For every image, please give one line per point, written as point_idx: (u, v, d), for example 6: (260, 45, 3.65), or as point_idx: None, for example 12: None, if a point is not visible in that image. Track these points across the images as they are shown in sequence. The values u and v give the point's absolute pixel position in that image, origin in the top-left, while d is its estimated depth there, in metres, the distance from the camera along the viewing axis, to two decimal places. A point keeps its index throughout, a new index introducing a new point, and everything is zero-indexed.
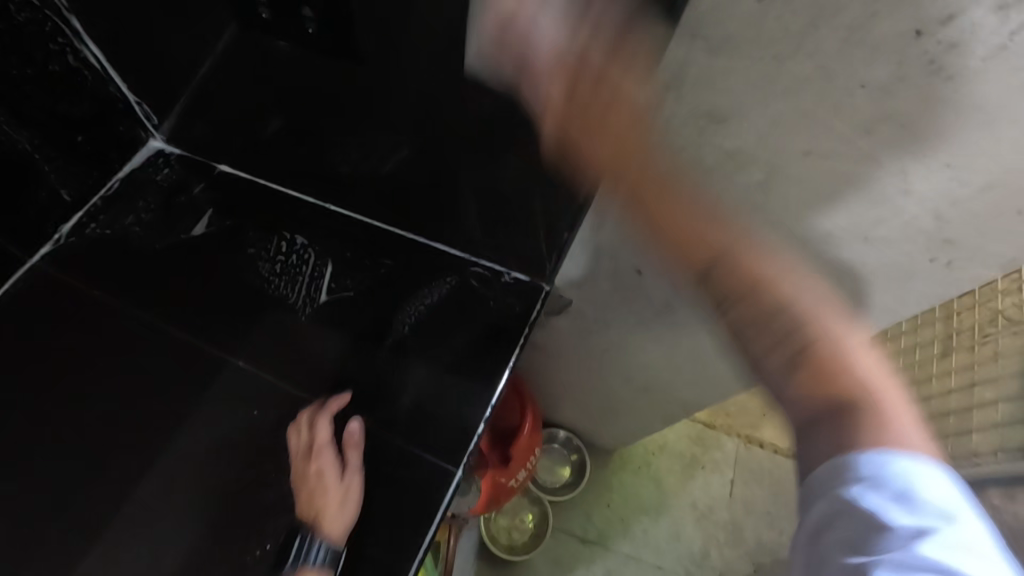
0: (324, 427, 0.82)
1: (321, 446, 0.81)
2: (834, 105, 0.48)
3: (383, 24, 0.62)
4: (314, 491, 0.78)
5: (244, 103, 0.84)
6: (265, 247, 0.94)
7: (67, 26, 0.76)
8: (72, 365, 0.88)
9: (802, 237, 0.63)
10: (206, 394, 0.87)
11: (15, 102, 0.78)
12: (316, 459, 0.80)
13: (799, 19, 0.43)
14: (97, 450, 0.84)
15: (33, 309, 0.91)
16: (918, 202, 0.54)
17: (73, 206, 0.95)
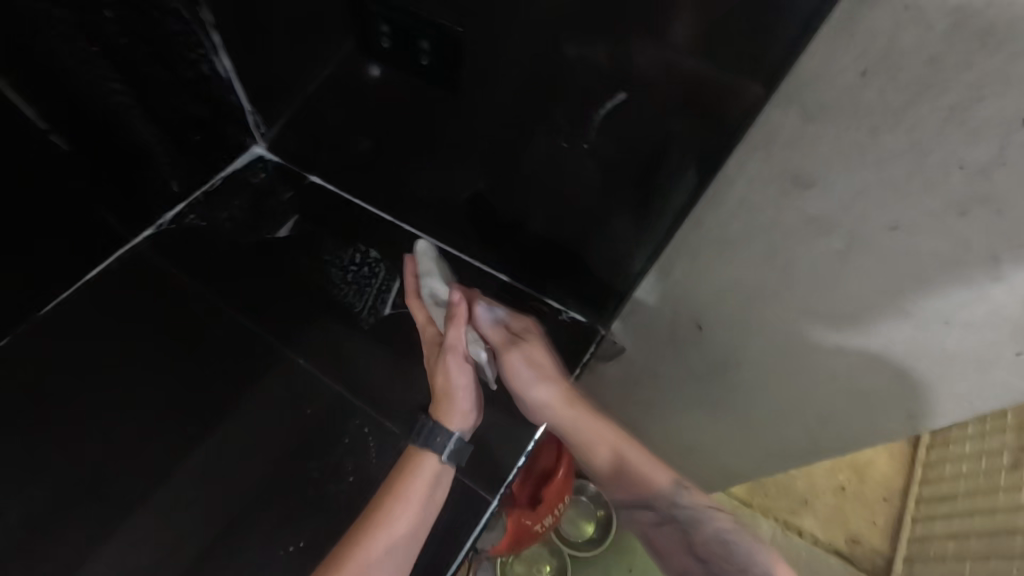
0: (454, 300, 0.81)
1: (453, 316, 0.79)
2: (927, 181, 0.48)
3: (486, 63, 0.66)
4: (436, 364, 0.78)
5: (342, 123, 0.90)
6: (340, 256, 0.99)
7: (208, 39, 0.83)
8: (147, 339, 0.94)
9: (876, 310, 0.61)
10: (263, 384, 0.91)
11: (151, 100, 0.87)
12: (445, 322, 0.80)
13: (902, 95, 0.44)
14: (157, 422, 0.89)
15: (124, 284, 0.98)
16: (1010, 293, 0.51)
17: (178, 197, 1.03)
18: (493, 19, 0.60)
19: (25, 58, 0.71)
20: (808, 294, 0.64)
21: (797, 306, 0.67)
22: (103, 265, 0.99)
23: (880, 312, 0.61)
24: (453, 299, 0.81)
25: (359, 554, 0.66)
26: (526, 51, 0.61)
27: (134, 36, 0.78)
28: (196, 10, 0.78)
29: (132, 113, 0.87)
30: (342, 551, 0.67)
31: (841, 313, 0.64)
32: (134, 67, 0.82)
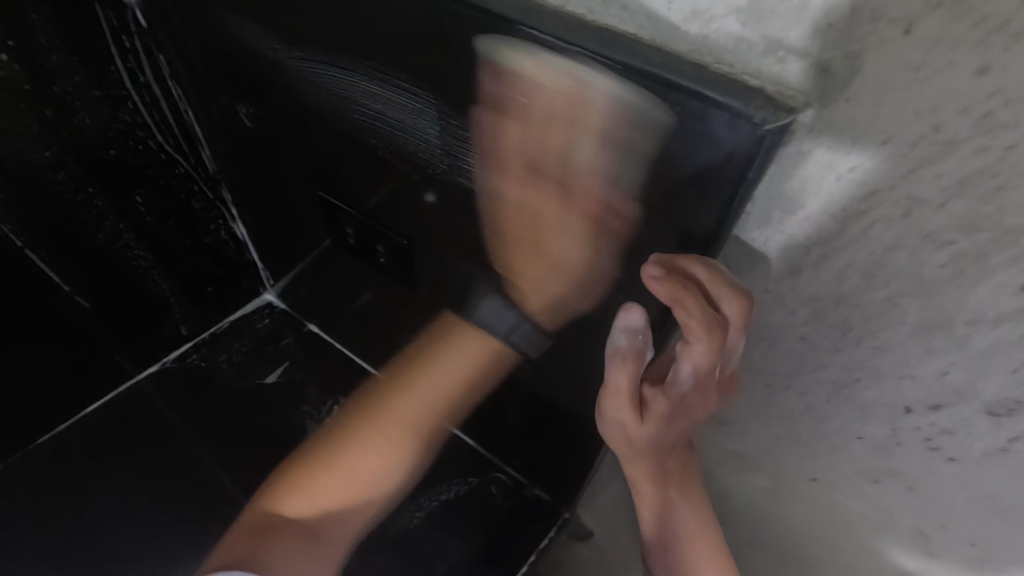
0: (698, 379, 0.41)
1: (703, 397, 0.45)
2: (831, 444, 0.47)
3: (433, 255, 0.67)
4: (692, 355, 0.39)
5: (343, 282, 0.91)
6: (318, 407, 1.00)
7: (225, 210, 0.92)
8: (117, 460, 0.95)
9: (856, 543, 0.53)
10: (217, 515, 0.90)
11: (172, 259, 0.92)
12: (708, 336, 0.38)
13: (788, 361, 0.44)
14: (102, 545, 0.87)
15: (107, 412, 0.98)
16: (953, 553, 0.46)
17: (187, 338, 1.04)
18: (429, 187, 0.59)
19: (53, 233, 0.75)
20: (755, 522, 0.60)
21: (742, 530, 0.62)
22: (104, 399, 0.99)
23: (858, 547, 0.53)
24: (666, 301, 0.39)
25: (422, 410, 0.65)
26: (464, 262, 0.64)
27: (160, 211, 0.86)
28: (217, 189, 0.88)
29: (152, 269, 0.91)
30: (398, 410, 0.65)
31: (802, 530, 0.57)
32: (156, 236, 0.88)
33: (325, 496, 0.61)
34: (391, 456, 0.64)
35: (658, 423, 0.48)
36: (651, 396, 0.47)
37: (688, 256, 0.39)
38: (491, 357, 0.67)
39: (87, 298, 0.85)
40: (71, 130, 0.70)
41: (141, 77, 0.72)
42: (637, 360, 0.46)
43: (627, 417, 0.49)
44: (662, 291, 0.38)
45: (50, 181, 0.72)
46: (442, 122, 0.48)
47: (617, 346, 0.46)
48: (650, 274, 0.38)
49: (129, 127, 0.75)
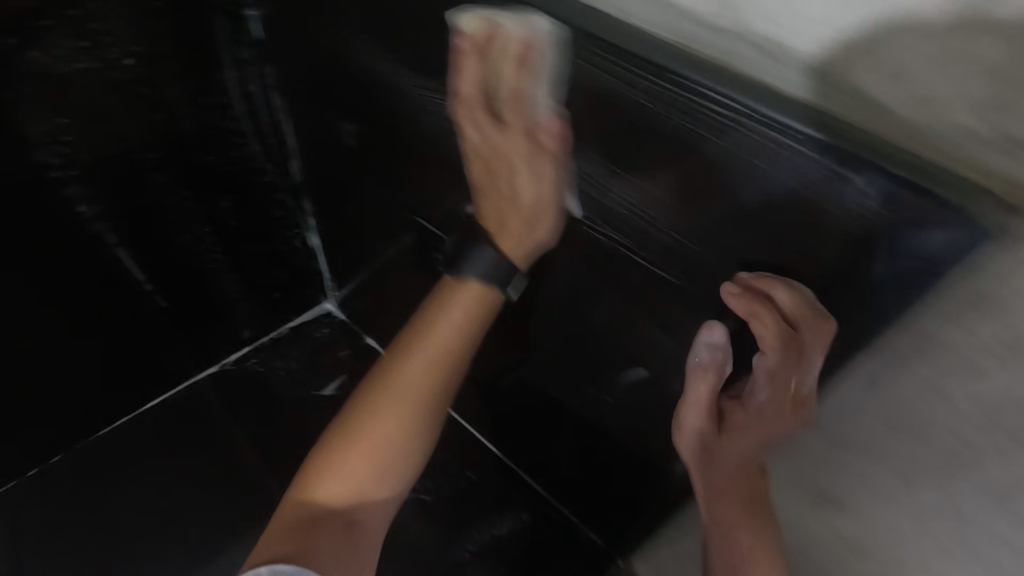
0: (772, 390, 0.46)
1: (778, 413, 0.47)
2: (971, 551, 0.43)
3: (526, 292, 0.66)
4: (767, 366, 0.44)
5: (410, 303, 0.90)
6: None
7: (302, 219, 0.92)
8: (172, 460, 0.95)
9: None
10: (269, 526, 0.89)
11: (245, 264, 0.92)
12: (780, 345, 0.42)
13: (939, 458, 0.41)
14: (155, 545, 0.88)
15: (164, 411, 0.98)
16: None
17: (247, 341, 1.04)
18: None
19: (144, 232, 0.77)
20: None
21: None
22: (163, 397, 0.99)
23: None
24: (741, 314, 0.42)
25: (432, 373, 0.55)
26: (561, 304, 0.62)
27: (241, 216, 0.86)
28: (298, 198, 0.88)
29: (225, 273, 0.91)
30: (405, 370, 0.54)
31: None
32: (236, 242, 0.88)
33: (343, 475, 0.52)
34: (414, 423, 0.54)
35: (735, 433, 0.50)
36: (730, 407, 0.51)
37: (770, 277, 0.40)
38: (492, 306, 0.57)
39: (164, 297, 0.86)
40: (175, 135, 0.71)
41: (249, 86, 0.73)
42: (716, 371, 0.49)
43: (704, 422, 0.52)
44: (738, 306, 0.41)
45: (151, 183, 0.73)
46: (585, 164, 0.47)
47: (699, 359, 0.50)
48: (729, 290, 0.42)
49: (226, 133, 0.76)
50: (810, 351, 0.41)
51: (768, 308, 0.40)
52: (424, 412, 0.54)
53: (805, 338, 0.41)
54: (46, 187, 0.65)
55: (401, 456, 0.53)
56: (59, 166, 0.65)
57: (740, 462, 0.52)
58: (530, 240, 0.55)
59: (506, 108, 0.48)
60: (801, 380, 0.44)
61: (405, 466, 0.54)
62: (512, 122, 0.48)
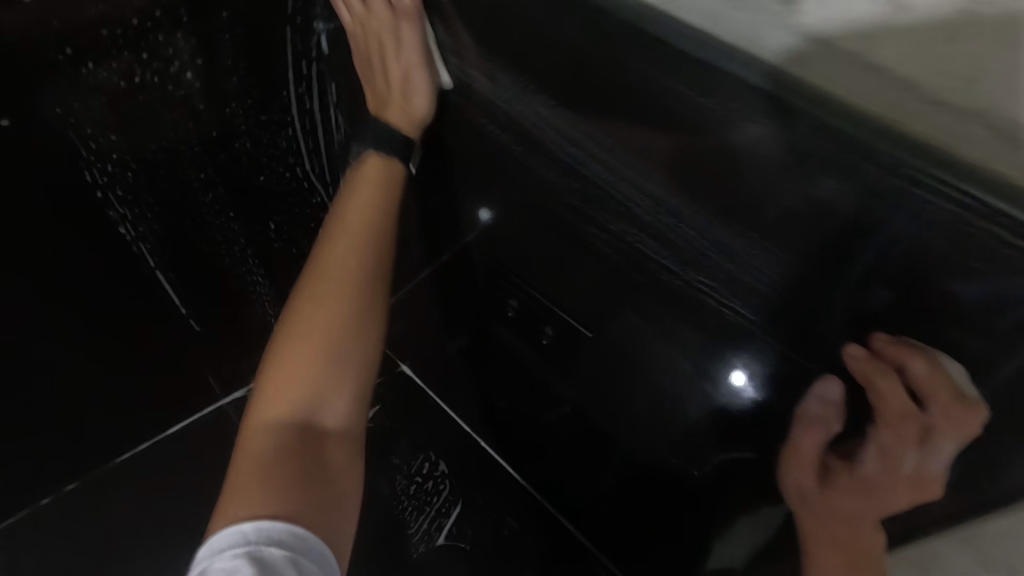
0: (883, 465, 0.41)
1: (892, 488, 0.42)
2: None
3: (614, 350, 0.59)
4: (884, 441, 0.41)
5: (460, 341, 0.83)
6: (409, 463, 0.95)
7: None
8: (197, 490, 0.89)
9: None
10: None
11: None
12: (902, 421, 0.39)
13: None
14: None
15: (187, 436, 0.92)
16: None
17: None
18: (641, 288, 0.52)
19: (186, 254, 0.71)
20: None
21: None
22: (185, 421, 0.92)
23: None
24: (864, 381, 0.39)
25: (350, 254, 0.54)
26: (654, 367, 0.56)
27: None
28: None
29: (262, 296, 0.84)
30: (338, 269, 0.54)
31: None
32: None
33: (293, 385, 0.49)
34: (354, 312, 0.52)
35: (838, 499, 0.45)
36: (835, 467, 0.44)
37: (905, 350, 0.37)
38: (396, 179, 0.59)
39: (200, 320, 0.80)
40: (230, 154, 0.65)
41: (309, 103, 0.64)
42: (827, 427, 0.43)
43: (805, 479, 0.46)
44: (854, 368, 0.39)
45: (198, 203, 0.67)
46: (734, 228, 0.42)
47: (809, 409, 0.44)
48: (851, 352, 0.39)
49: (280, 153, 0.68)
50: (937, 437, 0.38)
51: (896, 384, 0.38)
52: (360, 307, 0.53)
53: (932, 416, 0.37)
54: (92, 207, 0.61)
55: (353, 366, 0.51)
56: (103, 185, 0.60)
57: (848, 528, 0.46)
58: (414, 111, 0.57)
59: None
60: (922, 463, 0.39)
61: (362, 369, 0.52)
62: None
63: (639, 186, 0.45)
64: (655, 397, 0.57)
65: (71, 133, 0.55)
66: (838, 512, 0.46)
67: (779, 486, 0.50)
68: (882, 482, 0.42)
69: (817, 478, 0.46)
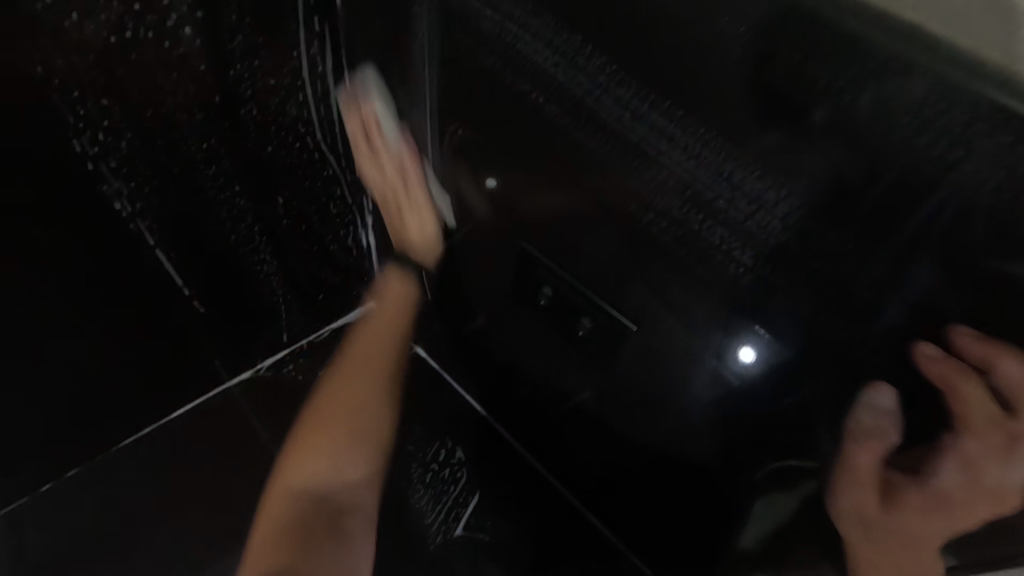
0: (964, 477, 0.37)
1: (970, 506, 0.38)
2: None
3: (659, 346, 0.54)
4: (964, 450, 0.37)
5: (481, 328, 0.78)
6: (424, 449, 0.90)
7: (359, 219, 0.78)
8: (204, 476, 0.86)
9: None
10: None
11: (291, 264, 0.80)
12: (985, 429, 0.35)
13: None
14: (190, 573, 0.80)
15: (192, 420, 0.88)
16: None
17: (284, 344, 0.93)
18: (700, 284, 0.46)
19: (187, 231, 0.65)
20: None
21: None
22: (192, 403, 0.88)
23: None
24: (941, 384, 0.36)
25: (376, 348, 0.63)
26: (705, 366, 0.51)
27: (295, 214, 0.73)
28: (359, 197, 0.74)
29: (270, 274, 0.79)
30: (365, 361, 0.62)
31: None
32: (287, 239, 0.76)
33: (309, 471, 0.54)
34: (382, 404, 0.59)
35: (903, 516, 0.42)
36: (902, 482, 0.41)
37: (994, 351, 0.33)
38: (409, 294, 0.70)
39: (203, 302, 0.75)
40: (232, 122, 0.59)
41: (321, 65, 0.58)
42: (886, 439, 0.41)
43: (866, 498, 0.44)
44: (933, 369, 0.36)
45: (201, 176, 0.61)
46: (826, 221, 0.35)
47: (865, 421, 0.41)
48: (924, 352, 0.36)
49: (290, 121, 0.62)
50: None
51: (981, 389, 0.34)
52: (395, 365, 0.63)
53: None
54: (84, 182, 0.55)
55: (362, 457, 0.56)
56: (94, 157, 0.53)
57: (914, 546, 0.43)
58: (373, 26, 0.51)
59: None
60: (1006, 476, 0.35)
61: (362, 469, 0.55)
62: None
63: (713, 170, 0.39)
64: (699, 393, 0.54)
65: (55, 98, 0.48)
66: (906, 526, 0.43)
67: (834, 500, 0.47)
68: (956, 499, 0.38)
69: (878, 492, 0.43)
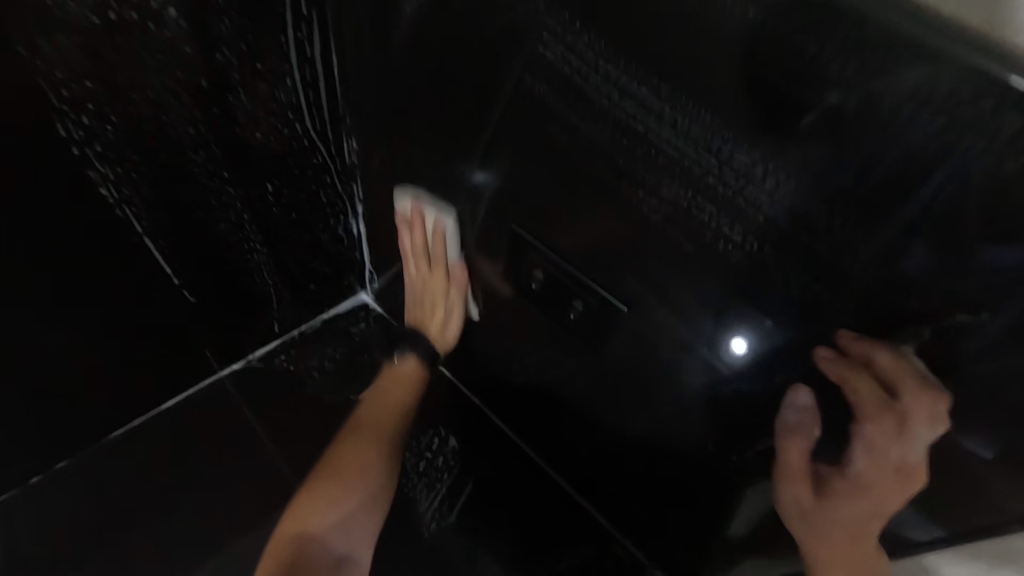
0: (873, 458, 0.45)
1: (884, 483, 0.45)
2: None
3: (652, 329, 0.54)
4: (867, 435, 0.44)
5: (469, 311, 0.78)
6: (417, 438, 0.91)
7: (346, 205, 0.78)
8: (196, 467, 0.86)
9: None
10: None
11: (282, 252, 0.80)
12: (880, 412, 0.42)
13: None
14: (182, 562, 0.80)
15: (184, 411, 0.88)
16: None
17: (276, 335, 0.93)
18: (690, 263, 0.46)
19: (177, 220, 0.65)
20: None
21: None
22: (183, 394, 0.88)
23: None
24: (843, 383, 0.43)
25: None
26: (695, 346, 0.52)
27: (285, 202, 0.73)
28: (348, 183, 0.74)
29: (261, 263, 0.79)
30: None
31: None
32: (276, 228, 0.76)
33: None
34: None
35: (835, 502, 0.50)
36: (826, 470, 0.49)
37: (872, 348, 0.40)
38: None
39: (194, 291, 0.74)
40: (222, 108, 0.59)
41: (309, 50, 0.58)
42: (806, 435, 0.49)
43: (801, 492, 0.51)
44: (831, 370, 0.43)
45: (189, 163, 0.61)
46: (819, 195, 0.35)
47: (787, 421, 0.49)
48: (824, 356, 0.43)
49: (281, 107, 0.63)
50: (914, 425, 0.41)
51: (870, 380, 0.41)
52: None
53: (910, 405, 0.40)
54: (68, 166, 0.54)
55: None
56: (79, 143, 0.53)
57: (851, 528, 0.50)
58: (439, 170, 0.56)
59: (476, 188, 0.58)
60: (905, 451, 0.43)
61: None
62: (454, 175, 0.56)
63: (705, 147, 0.39)
64: (691, 375, 0.54)
65: (39, 78, 0.47)
66: (842, 508, 0.50)
67: (778, 501, 0.55)
68: (874, 479, 0.46)
69: (812, 484, 0.51)
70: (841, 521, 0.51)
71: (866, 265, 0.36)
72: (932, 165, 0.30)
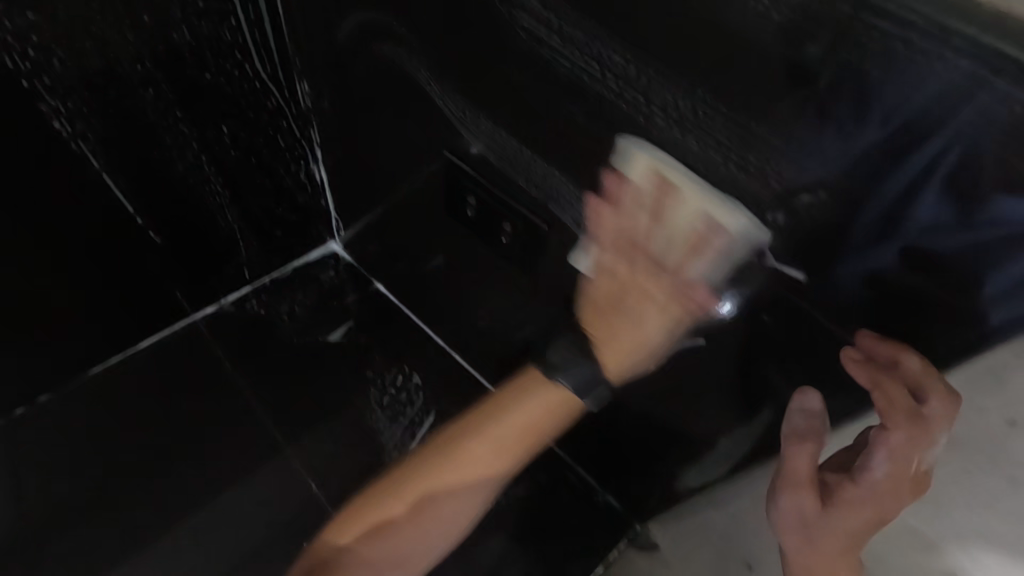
0: (894, 465, 0.40)
1: (896, 491, 0.41)
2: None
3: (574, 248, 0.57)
4: (889, 441, 0.39)
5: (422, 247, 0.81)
6: (381, 374, 0.95)
7: (307, 151, 0.82)
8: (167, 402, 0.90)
9: None
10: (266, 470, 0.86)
11: (244, 198, 0.83)
12: (909, 424, 0.38)
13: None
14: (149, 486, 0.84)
15: (159, 351, 0.93)
16: None
17: (247, 281, 0.97)
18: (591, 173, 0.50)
19: (134, 158, 0.68)
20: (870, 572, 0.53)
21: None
22: (158, 335, 0.93)
23: None
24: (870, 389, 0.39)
25: (494, 455, 0.58)
26: None
27: (243, 145, 0.76)
28: (305, 127, 0.78)
29: (226, 208, 0.82)
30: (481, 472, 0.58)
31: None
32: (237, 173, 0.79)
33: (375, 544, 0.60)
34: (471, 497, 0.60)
35: (844, 513, 0.43)
36: (836, 481, 0.44)
37: (896, 347, 0.38)
38: (567, 411, 0.58)
39: (159, 232, 0.78)
40: (168, 46, 0.62)
41: None
42: (816, 441, 0.45)
43: (805, 501, 0.44)
44: (860, 375, 0.39)
45: (138, 99, 0.64)
46: (678, 92, 0.39)
47: (796, 424, 0.46)
48: (851, 356, 0.40)
49: (227, 46, 0.66)
50: (935, 431, 0.38)
51: (896, 384, 0.38)
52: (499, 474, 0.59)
53: (937, 413, 0.37)
54: (21, 98, 0.57)
55: (444, 538, 0.62)
56: (27, 74, 0.56)
57: (849, 546, 0.44)
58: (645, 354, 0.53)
59: (670, 269, 0.46)
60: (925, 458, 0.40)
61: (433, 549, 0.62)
62: (669, 279, 0.47)
63: (585, 53, 0.42)
64: None
65: None
66: (853, 523, 0.43)
67: (776, 519, 0.47)
68: (887, 485, 0.41)
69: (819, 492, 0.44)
70: (848, 537, 0.44)
71: (887, 215, 0.34)
72: (967, 102, 0.28)
